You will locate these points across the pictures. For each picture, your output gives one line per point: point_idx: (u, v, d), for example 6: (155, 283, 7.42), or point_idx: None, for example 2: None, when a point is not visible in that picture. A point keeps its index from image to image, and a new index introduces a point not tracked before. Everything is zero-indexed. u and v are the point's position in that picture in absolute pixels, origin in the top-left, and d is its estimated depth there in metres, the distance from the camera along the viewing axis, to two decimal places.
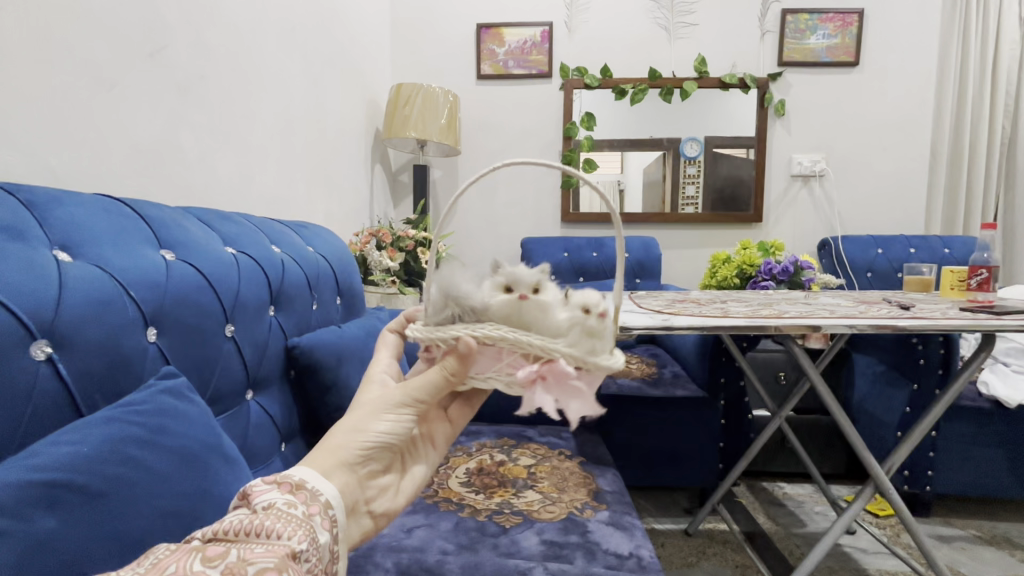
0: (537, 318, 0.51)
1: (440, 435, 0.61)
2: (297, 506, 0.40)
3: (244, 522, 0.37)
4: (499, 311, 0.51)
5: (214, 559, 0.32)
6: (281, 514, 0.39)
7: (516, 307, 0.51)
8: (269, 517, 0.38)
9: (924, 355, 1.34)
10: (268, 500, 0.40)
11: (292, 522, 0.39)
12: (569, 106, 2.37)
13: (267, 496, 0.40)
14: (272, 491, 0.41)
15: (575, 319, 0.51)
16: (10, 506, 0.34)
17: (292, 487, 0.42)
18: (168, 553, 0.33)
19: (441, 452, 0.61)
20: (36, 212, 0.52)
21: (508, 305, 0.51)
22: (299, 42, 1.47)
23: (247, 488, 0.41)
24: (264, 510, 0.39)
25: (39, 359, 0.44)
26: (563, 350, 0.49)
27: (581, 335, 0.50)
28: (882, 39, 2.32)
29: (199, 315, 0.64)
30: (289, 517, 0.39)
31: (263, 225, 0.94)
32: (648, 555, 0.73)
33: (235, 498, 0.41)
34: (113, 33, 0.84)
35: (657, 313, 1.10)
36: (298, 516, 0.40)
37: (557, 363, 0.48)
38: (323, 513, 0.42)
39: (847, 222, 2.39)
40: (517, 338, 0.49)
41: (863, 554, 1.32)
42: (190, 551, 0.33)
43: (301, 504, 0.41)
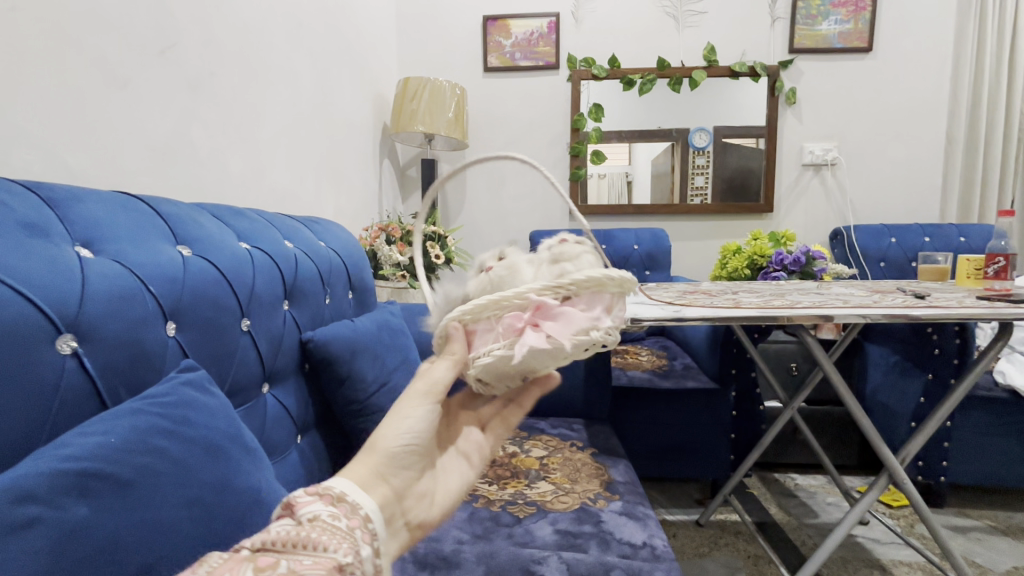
0: (508, 276, 0.54)
1: (475, 451, 0.62)
2: (340, 519, 0.41)
3: (291, 532, 0.38)
4: (476, 292, 0.55)
5: (265, 570, 0.34)
6: (326, 526, 0.39)
7: (486, 281, 0.55)
8: (315, 528, 0.39)
9: (940, 345, 1.32)
10: (313, 511, 0.40)
11: (337, 535, 0.39)
12: (577, 97, 2.35)
13: (311, 508, 0.40)
14: (315, 502, 0.41)
15: (542, 257, 0.57)
16: (44, 494, 0.35)
17: (333, 499, 0.42)
18: (221, 561, 0.35)
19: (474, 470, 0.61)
20: (58, 210, 0.53)
21: (479, 282, 0.55)
22: (307, 39, 1.48)
23: (290, 497, 0.41)
24: (309, 521, 0.39)
25: (65, 353, 0.45)
26: (535, 287, 0.48)
27: (551, 262, 0.55)
28: (895, 24, 2.28)
29: (216, 309, 0.65)
30: (334, 530, 0.40)
31: (276, 220, 0.95)
32: (661, 544, 0.73)
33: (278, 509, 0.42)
34: (126, 32, 0.85)
35: (668, 304, 1.10)
36: (342, 529, 0.40)
37: (532, 299, 0.47)
38: (364, 526, 0.42)
39: (859, 211, 2.37)
40: (492, 299, 0.48)
41: (876, 544, 1.31)
42: (241, 561, 0.35)
43: (344, 517, 0.41)
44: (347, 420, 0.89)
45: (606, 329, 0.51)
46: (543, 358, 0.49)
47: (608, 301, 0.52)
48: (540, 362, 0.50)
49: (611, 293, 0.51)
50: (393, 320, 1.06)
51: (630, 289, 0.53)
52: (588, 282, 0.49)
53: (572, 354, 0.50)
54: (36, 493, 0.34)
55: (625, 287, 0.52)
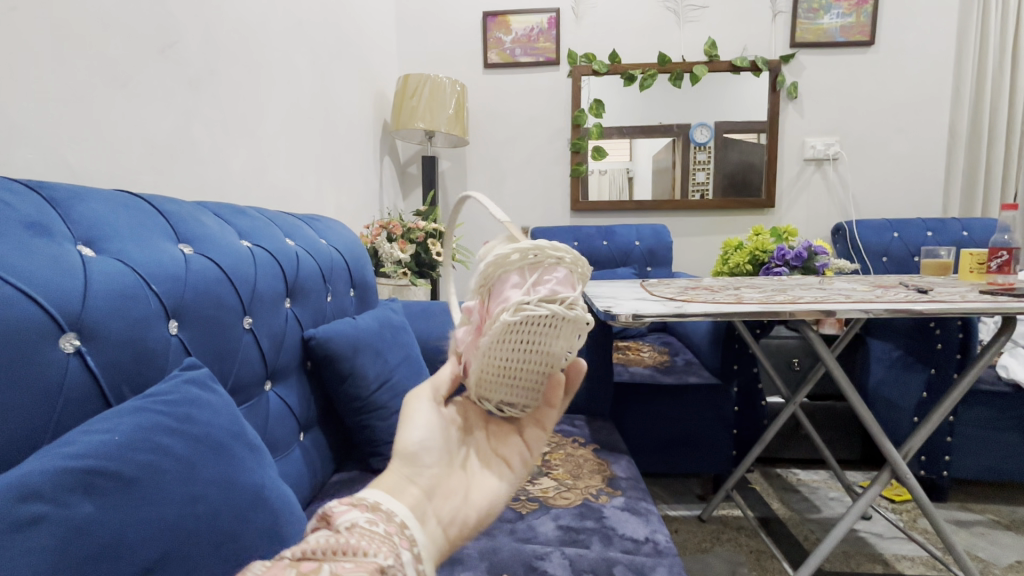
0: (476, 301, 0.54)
1: (516, 456, 0.57)
2: (378, 524, 0.39)
3: (331, 539, 0.35)
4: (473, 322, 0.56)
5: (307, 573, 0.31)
6: (364, 532, 0.37)
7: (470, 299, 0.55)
8: (354, 534, 0.37)
9: (942, 339, 1.32)
10: (350, 519, 0.39)
11: (376, 539, 0.37)
12: (578, 93, 2.35)
13: (348, 516, 0.39)
14: (351, 511, 0.40)
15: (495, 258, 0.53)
16: (49, 491, 0.35)
17: (368, 508, 0.41)
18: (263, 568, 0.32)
19: (519, 476, 0.56)
20: (59, 208, 0.53)
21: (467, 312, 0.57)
22: (307, 36, 1.47)
23: (326, 509, 0.39)
24: (348, 528, 0.38)
25: (68, 351, 0.46)
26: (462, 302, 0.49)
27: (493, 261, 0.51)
28: (897, 18, 2.27)
29: (218, 307, 0.65)
30: (372, 535, 0.38)
31: (277, 219, 0.95)
32: (663, 539, 0.74)
33: (313, 522, 0.39)
34: (125, 30, 0.84)
35: (670, 300, 1.09)
36: (380, 534, 0.39)
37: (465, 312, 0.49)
38: (402, 533, 0.40)
39: (861, 206, 2.36)
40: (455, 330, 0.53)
41: (879, 539, 1.31)
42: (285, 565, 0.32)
43: (381, 523, 0.40)
44: (349, 417, 0.89)
45: (526, 299, 0.43)
46: (489, 357, 0.47)
47: (523, 271, 0.45)
48: (503, 360, 0.47)
49: (519, 262, 0.45)
50: (394, 317, 1.06)
51: (544, 249, 0.44)
52: (487, 270, 0.46)
53: (510, 344, 0.45)
54: (41, 490, 0.35)
55: (533, 249, 0.44)
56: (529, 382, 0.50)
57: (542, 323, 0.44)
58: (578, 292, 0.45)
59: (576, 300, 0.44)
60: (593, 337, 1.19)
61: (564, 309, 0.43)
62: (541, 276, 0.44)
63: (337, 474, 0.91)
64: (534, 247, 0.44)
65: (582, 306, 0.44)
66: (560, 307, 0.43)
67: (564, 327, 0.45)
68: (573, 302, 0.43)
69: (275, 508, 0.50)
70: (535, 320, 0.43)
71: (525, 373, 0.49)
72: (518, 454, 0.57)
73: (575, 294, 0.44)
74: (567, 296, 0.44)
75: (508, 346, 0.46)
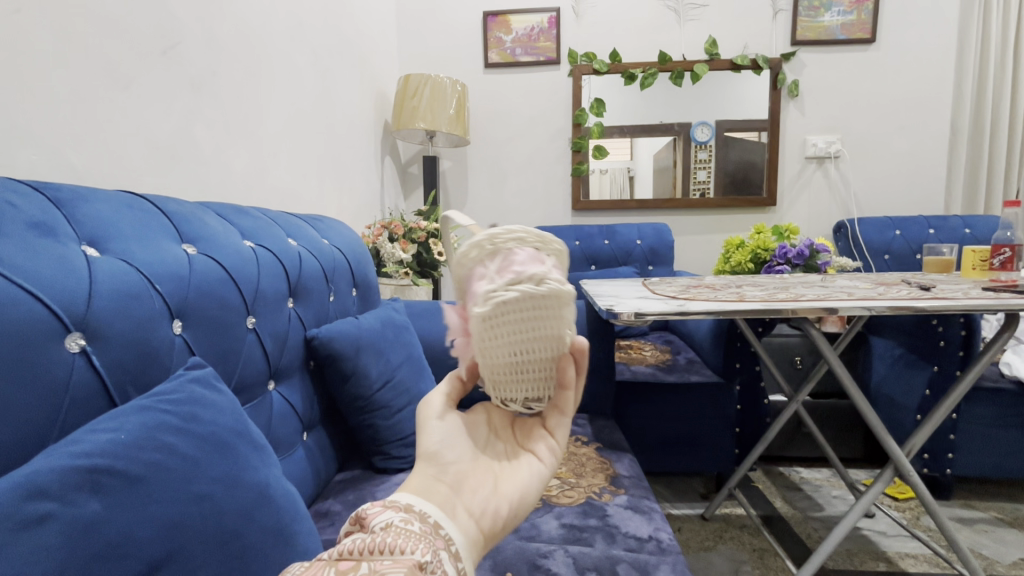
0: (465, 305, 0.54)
1: (544, 446, 0.53)
2: (413, 523, 0.39)
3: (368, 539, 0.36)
4: None
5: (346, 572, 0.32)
6: (400, 531, 0.37)
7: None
8: (390, 533, 0.37)
9: (945, 336, 1.31)
10: (385, 520, 0.39)
11: (412, 537, 0.37)
12: (579, 92, 2.35)
13: (383, 516, 0.39)
14: (385, 512, 0.40)
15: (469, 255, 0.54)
16: (56, 490, 0.35)
17: (402, 509, 0.41)
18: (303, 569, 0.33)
19: (549, 466, 0.52)
20: (64, 209, 0.53)
21: None
22: (308, 36, 1.47)
23: (361, 512, 0.40)
24: (383, 528, 0.38)
25: (73, 351, 0.46)
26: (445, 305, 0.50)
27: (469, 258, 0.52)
28: (897, 15, 2.26)
29: (221, 307, 0.65)
30: (408, 533, 0.38)
31: (280, 219, 0.95)
32: (667, 537, 0.74)
33: (350, 526, 0.40)
34: (127, 32, 0.85)
35: (671, 299, 1.09)
36: (416, 532, 0.38)
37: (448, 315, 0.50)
38: (437, 533, 0.40)
39: (862, 203, 2.36)
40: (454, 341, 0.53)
41: (882, 537, 1.31)
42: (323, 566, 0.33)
43: (416, 522, 0.39)
44: (352, 417, 0.89)
45: (496, 287, 0.44)
46: (488, 357, 0.47)
47: (486, 259, 0.45)
48: (503, 356, 0.47)
49: (480, 256, 0.45)
50: (396, 316, 1.06)
51: (498, 236, 0.45)
52: (458, 267, 0.47)
53: (500, 337, 0.46)
54: (47, 489, 0.35)
55: (488, 239, 0.45)
56: (541, 371, 0.49)
57: (522, 307, 0.44)
58: (548, 269, 0.45)
59: (547, 275, 0.44)
60: (595, 335, 1.20)
61: (536, 287, 0.44)
62: (506, 262, 0.45)
63: (340, 473, 0.91)
64: (487, 237, 0.45)
65: (553, 279, 0.44)
66: (530, 285, 0.43)
67: (546, 305, 0.45)
68: (540, 277, 0.43)
69: (281, 507, 0.50)
70: (513, 306, 0.44)
71: (534, 364, 0.48)
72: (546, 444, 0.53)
73: (543, 270, 0.44)
74: (534, 273, 0.44)
75: (495, 336, 0.46)
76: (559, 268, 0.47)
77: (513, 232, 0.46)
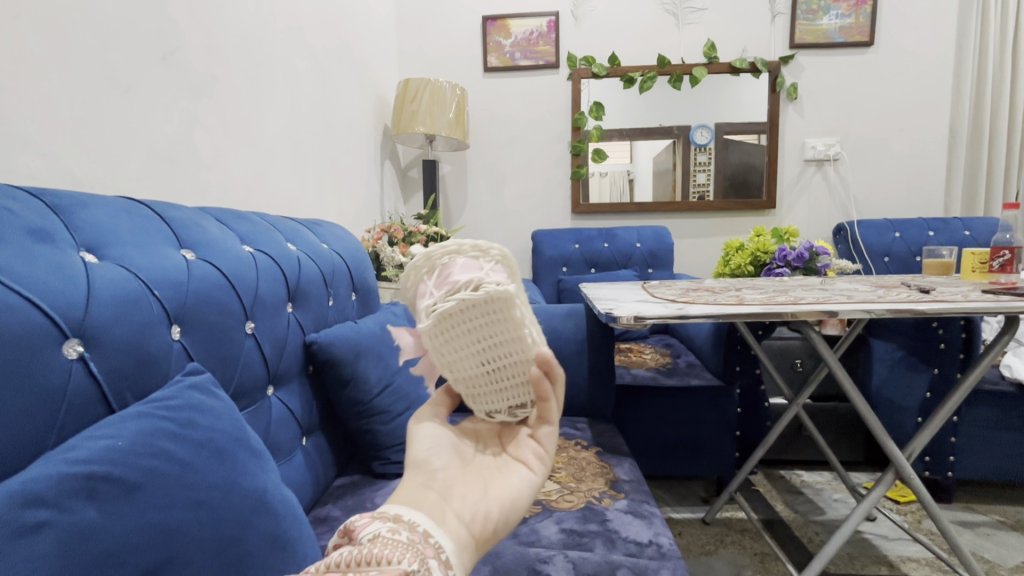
0: None
1: (532, 455, 0.52)
2: (401, 532, 0.39)
3: (354, 552, 0.35)
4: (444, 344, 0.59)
5: None
6: (387, 541, 0.37)
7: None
8: (376, 545, 0.36)
9: (945, 339, 1.32)
10: (373, 531, 0.38)
11: (399, 546, 0.37)
12: (578, 96, 2.36)
13: (371, 528, 0.39)
14: (373, 523, 0.40)
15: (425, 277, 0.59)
16: (53, 497, 0.35)
17: (390, 519, 0.40)
18: None
19: (539, 474, 0.51)
20: (63, 216, 0.53)
21: None
22: (307, 41, 1.48)
23: (348, 524, 0.39)
24: (370, 540, 0.37)
25: (71, 357, 0.46)
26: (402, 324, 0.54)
27: None
28: (896, 18, 2.27)
29: (220, 312, 0.65)
30: (396, 543, 0.37)
31: (279, 224, 0.95)
32: (667, 542, 0.73)
33: (338, 539, 0.39)
34: (127, 38, 0.85)
35: (671, 302, 1.09)
36: (404, 541, 0.38)
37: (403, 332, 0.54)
38: (426, 541, 0.39)
39: (862, 206, 2.36)
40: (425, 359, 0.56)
41: (884, 540, 1.31)
42: None
43: (404, 531, 0.39)
44: (352, 422, 0.89)
45: (437, 297, 0.49)
46: (453, 368, 0.51)
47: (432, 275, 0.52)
48: (466, 364, 0.50)
49: (424, 275, 0.52)
50: (395, 321, 1.06)
51: (434, 253, 0.52)
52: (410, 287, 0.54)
53: (456, 347, 0.50)
54: (44, 496, 0.35)
55: (424, 258, 0.52)
56: (513, 376, 0.51)
57: (466, 314, 0.48)
58: (483, 273, 0.50)
59: (483, 279, 0.49)
60: (595, 339, 1.20)
61: (472, 291, 0.48)
62: (445, 275, 0.51)
63: (340, 478, 0.91)
64: (423, 257, 0.52)
65: (490, 283, 0.48)
66: (466, 291, 0.48)
67: (489, 308, 0.48)
68: (473, 281, 0.48)
69: (279, 513, 0.50)
70: (456, 313, 0.48)
71: (502, 370, 0.51)
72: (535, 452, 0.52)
73: (479, 276, 0.48)
74: (467, 279, 0.48)
75: (452, 345, 0.50)
76: (499, 272, 0.51)
77: (450, 248, 0.53)
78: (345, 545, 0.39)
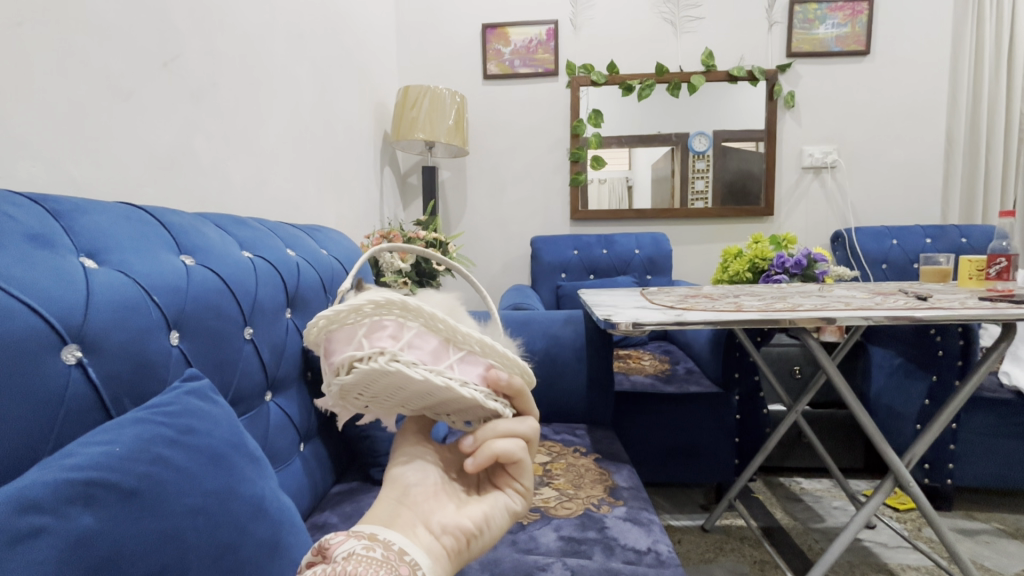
0: None
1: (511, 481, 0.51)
2: (376, 550, 0.38)
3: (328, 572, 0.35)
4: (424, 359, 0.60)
5: None
6: (362, 559, 0.37)
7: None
8: (351, 562, 0.36)
9: (943, 346, 1.31)
10: (348, 548, 0.38)
11: (374, 565, 0.37)
12: (576, 104, 2.37)
13: (346, 545, 0.38)
14: (349, 541, 0.39)
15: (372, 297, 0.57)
16: (50, 503, 0.35)
17: (366, 537, 0.40)
18: None
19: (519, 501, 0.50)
20: (63, 220, 0.53)
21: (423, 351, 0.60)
22: (308, 48, 1.49)
23: (322, 541, 0.39)
24: (345, 558, 0.37)
25: (69, 362, 0.46)
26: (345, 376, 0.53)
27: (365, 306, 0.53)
28: (892, 27, 2.29)
29: (219, 317, 0.66)
30: (370, 561, 0.37)
31: (278, 229, 0.96)
32: (666, 550, 0.73)
33: (308, 555, 0.39)
34: (129, 44, 0.86)
35: (670, 309, 1.09)
36: (378, 559, 0.38)
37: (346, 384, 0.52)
38: (401, 559, 0.39)
39: (859, 212, 2.37)
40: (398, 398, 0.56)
41: (884, 548, 1.30)
42: None
43: (379, 549, 0.39)
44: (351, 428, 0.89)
45: (336, 375, 0.46)
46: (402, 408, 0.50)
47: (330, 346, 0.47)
48: (409, 399, 0.48)
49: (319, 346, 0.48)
50: None
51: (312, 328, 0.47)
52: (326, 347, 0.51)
53: (384, 401, 0.48)
54: (42, 502, 0.35)
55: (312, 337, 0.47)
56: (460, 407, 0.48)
57: (364, 383, 0.45)
58: (360, 342, 0.44)
59: (364, 348, 0.44)
60: (594, 345, 1.20)
61: (354, 364, 0.44)
62: (333, 351, 0.46)
63: (337, 485, 0.90)
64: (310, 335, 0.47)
65: (362, 360, 0.43)
66: (347, 372, 0.44)
67: (379, 379, 0.44)
68: (346, 363, 0.44)
69: (276, 520, 0.50)
70: (358, 383, 0.45)
71: (442, 401, 0.47)
72: (512, 478, 0.51)
73: (351, 354, 0.44)
74: (342, 360, 0.45)
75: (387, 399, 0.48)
76: (386, 329, 0.45)
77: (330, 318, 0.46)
78: (316, 563, 0.39)
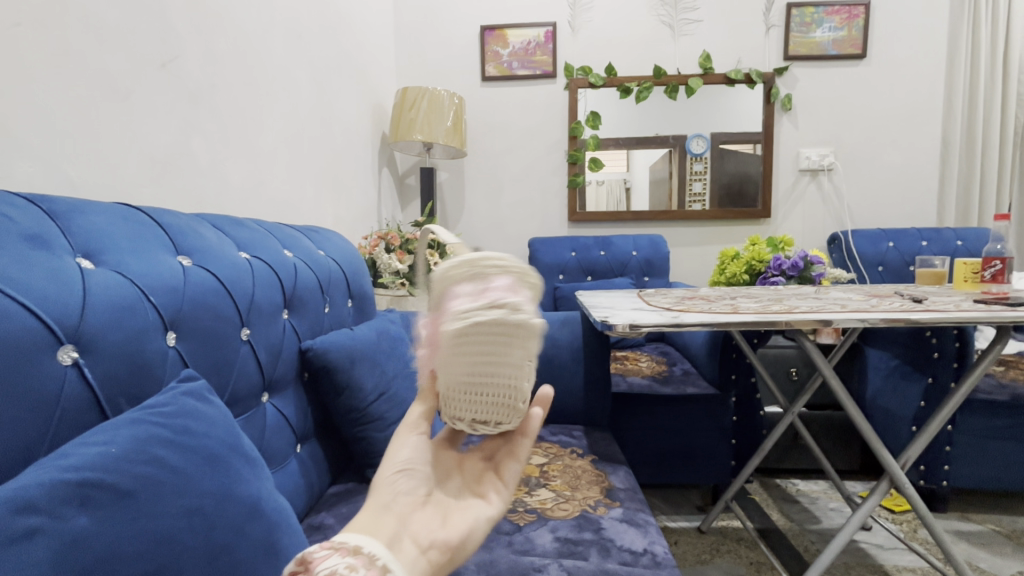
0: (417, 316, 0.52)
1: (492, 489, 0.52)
2: (358, 571, 0.38)
3: None
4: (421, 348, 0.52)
5: None
6: None
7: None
8: None
9: (938, 348, 1.33)
10: (330, 567, 0.37)
11: None
12: (574, 106, 2.38)
13: (327, 563, 0.38)
14: (332, 556, 0.39)
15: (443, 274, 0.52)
16: (45, 504, 0.35)
17: (350, 552, 0.39)
18: None
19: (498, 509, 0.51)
20: (60, 221, 0.53)
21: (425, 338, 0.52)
22: (306, 49, 1.49)
23: (305, 554, 0.38)
24: None
25: (66, 363, 0.46)
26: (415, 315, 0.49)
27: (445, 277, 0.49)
28: (889, 30, 2.31)
29: (216, 318, 0.66)
30: None
31: (276, 230, 0.96)
32: (662, 551, 0.73)
33: (291, 565, 0.39)
34: (128, 45, 0.86)
35: (667, 310, 1.09)
36: None
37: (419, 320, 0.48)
38: None
39: (856, 215, 2.38)
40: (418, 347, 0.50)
41: (879, 550, 1.31)
42: None
43: (362, 569, 0.38)
44: (347, 428, 0.89)
45: (475, 306, 0.45)
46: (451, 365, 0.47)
47: (475, 282, 0.46)
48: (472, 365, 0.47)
49: (462, 276, 0.46)
50: (392, 328, 1.06)
51: (478, 260, 0.46)
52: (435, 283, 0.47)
53: (463, 350, 0.46)
54: (37, 503, 0.35)
55: (466, 267, 0.46)
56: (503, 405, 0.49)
57: (495, 329, 0.45)
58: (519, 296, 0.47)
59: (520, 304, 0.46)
60: (590, 346, 1.20)
61: (509, 314, 0.45)
62: (484, 287, 0.46)
63: (334, 486, 0.90)
64: (473, 261, 0.46)
65: (524, 311, 0.46)
66: (502, 310, 0.45)
67: (512, 330, 0.46)
68: (512, 303, 0.45)
69: (272, 521, 0.50)
70: (489, 324, 0.45)
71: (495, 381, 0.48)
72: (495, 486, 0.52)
73: (517, 300, 0.46)
74: (505, 298, 0.46)
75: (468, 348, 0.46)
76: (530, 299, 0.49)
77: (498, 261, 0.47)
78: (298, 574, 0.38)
